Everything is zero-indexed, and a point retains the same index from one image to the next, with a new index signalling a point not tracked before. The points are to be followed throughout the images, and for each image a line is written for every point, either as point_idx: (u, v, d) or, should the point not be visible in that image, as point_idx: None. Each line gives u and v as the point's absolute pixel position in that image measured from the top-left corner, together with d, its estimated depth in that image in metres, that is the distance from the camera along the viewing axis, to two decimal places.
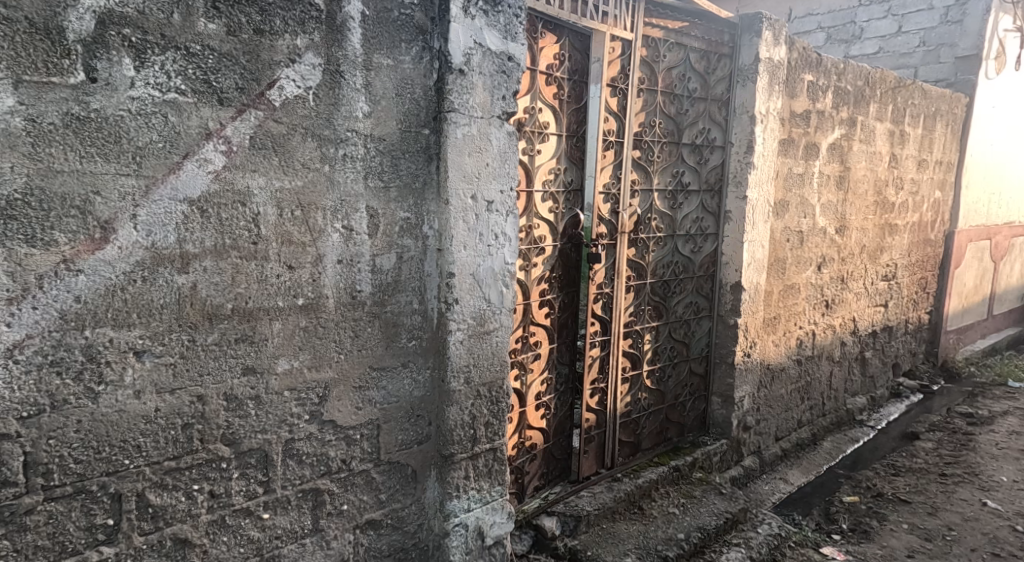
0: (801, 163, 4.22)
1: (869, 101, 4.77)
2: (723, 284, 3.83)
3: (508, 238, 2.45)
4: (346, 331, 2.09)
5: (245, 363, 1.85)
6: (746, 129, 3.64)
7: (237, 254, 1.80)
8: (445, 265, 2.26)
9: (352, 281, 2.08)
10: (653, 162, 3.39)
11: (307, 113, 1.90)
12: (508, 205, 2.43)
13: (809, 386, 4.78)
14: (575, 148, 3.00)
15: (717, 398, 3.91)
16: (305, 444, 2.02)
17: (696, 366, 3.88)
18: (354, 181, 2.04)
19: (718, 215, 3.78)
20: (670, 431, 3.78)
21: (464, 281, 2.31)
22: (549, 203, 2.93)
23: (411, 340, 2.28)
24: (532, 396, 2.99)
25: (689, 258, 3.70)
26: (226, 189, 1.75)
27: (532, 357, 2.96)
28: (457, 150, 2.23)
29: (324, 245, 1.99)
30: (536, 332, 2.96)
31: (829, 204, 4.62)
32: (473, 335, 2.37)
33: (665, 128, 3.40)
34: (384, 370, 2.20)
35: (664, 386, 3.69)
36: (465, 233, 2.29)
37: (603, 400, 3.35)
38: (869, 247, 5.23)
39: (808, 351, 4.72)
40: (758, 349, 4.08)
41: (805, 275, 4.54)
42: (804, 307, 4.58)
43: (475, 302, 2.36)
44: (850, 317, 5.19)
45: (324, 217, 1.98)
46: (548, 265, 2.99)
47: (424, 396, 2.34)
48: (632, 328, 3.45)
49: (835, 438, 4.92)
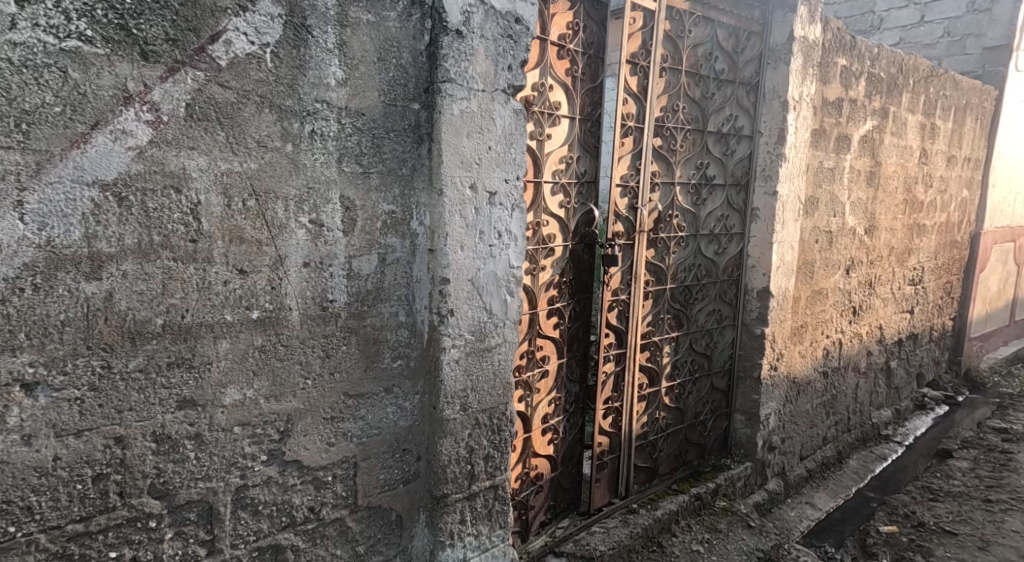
0: (832, 157, 3.84)
1: (902, 90, 4.37)
2: (749, 289, 3.45)
3: (513, 237, 2.07)
4: (315, 351, 1.70)
5: (181, 395, 1.45)
6: (778, 116, 3.26)
7: (170, 255, 1.40)
8: (438, 270, 1.88)
9: (322, 288, 1.69)
10: (676, 152, 3.00)
11: (263, 77, 1.50)
12: (513, 198, 2.05)
13: (835, 399, 4.40)
14: (589, 134, 2.61)
15: (741, 415, 3.53)
16: (262, 491, 1.62)
17: (718, 380, 3.50)
18: (324, 165, 1.65)
19: (744, 212, 3.40)
20: (690, 453, 3.40)
21: (461, 288, 1.93)
22: (559, 197, 2.54)
23: (396, 360, 1.89)
24: (538, 419, 2.60)
25: (713, 260, 3.32)
26: (154, 170, 1.35)
27: (538, 375, 2.57)
28: (454, 130, 1.85)
29: (285, 244, 1.60)
30: (543, 346, 2.57)
31: (858, 202, 4.24)
32: (472, 353, 2.00)
33: (688, 114, 3.02)
34: (362, 398, 1.82)
35: (684, 403, 3.31)
36: (463, 231, 1.91)
37: (618, 421, 2.97)
38: (897, 248, 4.85)
39: (834, 362, 4.34)
40: (784, 362, 3.70)
41: (833, 279, 4.16)
42: (831, 314, 4.20)
43: (474, 313, 1.98)
44: (877, 324, 4.81)
45: (285, 209, 1.59)
46: (558, 268, 2.60)
47: (412, 426, 1.95)
48: (650, 339, 3.07)
49: (861, 456, 4.55)
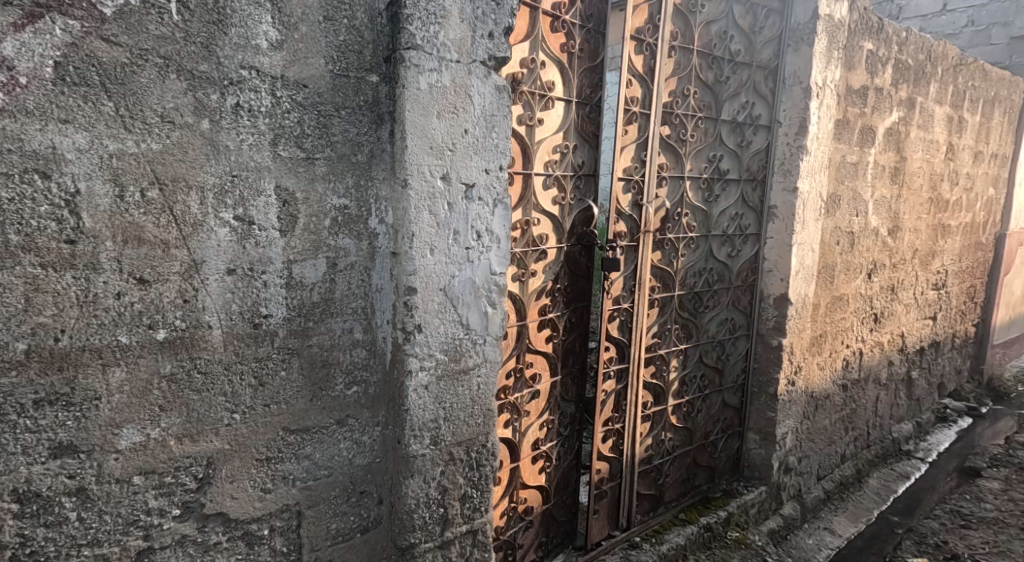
0: (855, 151, 3.51)
1: (930, 79, 4.03)
2: (765, 296, 3.12)
3: (495, 239, 1.74)
4: (245, 379, 1.38)
5: (55, 440, 1.14)
6: (799, 104, 2.92)
7: (34, 260, 1.09)
8: (402, 278, 1.56)
9: (252, 300, 1.37)
10: (686, 142, 2.67)
11: (166, 34, 1.18)
12: (496, 191, 1.73)
13: (854, 414, 4.08)
14: (588, 120, 2.29)
15: (754, 435, 3.21)
16: (173, 555, 1.31)
17: (729, 397, 3.17)
18: (255, 148, 1.33)
19: (759, 211, 3.07)
20: (698, 477, 3.07)
21: (430, 300, 1.61)
22: (553, 191, 2.22)
23: (351, 387, 1.57)
24: (527, 446, 2.28)
25: (726, 264, 2.99)
26: (9, 147, 1.05)
27: (528, 396, 2.25)
28: (421, 109, 1.53)
29: (202, 246, 1.28)
30: (533, 362, 2.25)
31: (882, 200, 3.91)
32: (444, 376, 1.68)
33: (700, 100, 2.69)
34: (307, 433, 1.50)
35: (692, 422, 2.98)
36: (432, 231, 1.59)
37: (619, 445, 2.65)
38: (921, 250, 4.51)
39: (854, 374, 4.01)
40: (802, 375, 3.37)
41: (855, 285, 3.82)
42: (851, 322, 3.87)
43: (447, 329, 1.66)
44: (898, 332, 4.48)
45: (202, 202, 1.26)
46: (552, 273, 2.27)
47: (371, 465, 1.64)
48: (656, 351, 2.74)
49: (881, 475, 4.22)
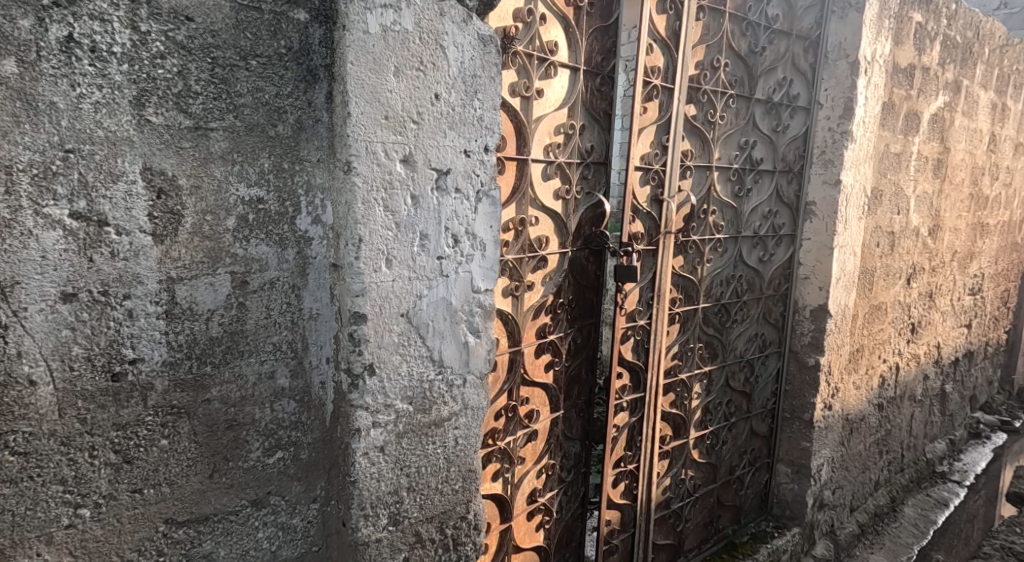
0: (899, 139, 3.06)
1: (977, 60, 3.57)
2: (799, 307, 2.68)
3: (477, 244, 1.31)
4: (101, 457, 0.93)
5: None
6: (844, 81, 2.47)
7: None
8: (347, 300, 1.14)
9: (108, 340, 0.91)
10: (715, 125, 2.22)
11: None
12: (478, 181, 1.29)
13: (888, 436, 3.65)
14: (598, 95, 1.84)
15: (785, 467, 2.78)
16: None
17: (758, 424, 2.74)
18: (105, 108, 0.88)
19: (794, 208, 2.63)
20: (723, 518, 2.64)
21: (386, 330, 1.18)
22: (555, 183, 1.76)
23: (273, 454, 1.12)
24: (522, 499, 1.84)
25: (757, 270, 2.54)
26: None
27: (523, 439, 1.80)
28: (371, 62, 1.09)
29: (11, 259, 0.83)
30: (530, 397, 1.81)
31: (924, 196, 3.46)
32: (407, 431, 1.24)
33: (731, 75, 2.24)
34: (207, 526, 1.05)
35: (716, 455, 2.54)
36: (389, 236, 1.16)
37: (632, 489, 2.21)
38: (961, 252, 4.06)
39: (890, 392, 3.58)
40: (838, 397, 2.94)
41: (893, 292, 3.38)
42: (888, 334, 3.43)
43: (411, 368, 1.23)
44: (934, 343, 4.04)
45: (9, 191, 0.82)
46: (553, 285, 1.82)
47: (304, 557, 1.19)
48: (677, 375, 2.30)
49: (917, 502, 3.80)
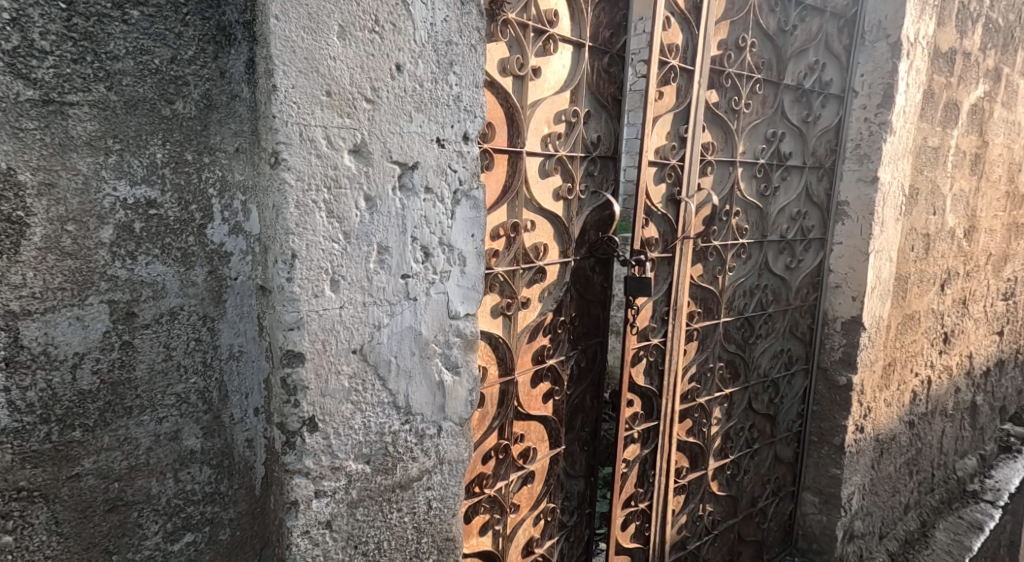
0: (937, 132, 2.76)
1: (1018, 45, 3.27)
2: (829, 320, 2.39)
3: (454, 258, 1.04)
4: None
5: None
6: (883, 65, 2.18)
7: None
8: (278, 335, 0.87)
9: None
10: (740, 114, 1.93)
11: None
12: (454, 177, 1.02)
13: (919, 455, 3.35)
14: (606, 78, 1.56)
15: (812, 496, 2.50)
16: None
17: (782, 449, 2.46)
18: None
19: (824, 208, 2.34)
20: (744, 555, 2.36)
21: (332, 372, 0.91)
22: (556, 181, 1.49)
23: (177, 540, 0.85)
24: (515, 553, 1.57)
25: (783, 279, 2.26)
26: None
27: (517, 483, 1.53)
28: (305, 18, 0.82)
29: None
30: (525, 434, 1.53)
31: (961, 195, 3.16)
32: (363, 499, 0.97)
33: (758, 56, 1.96)
34: None
35: (737, 486, 2.27)
36: (335, 250, 0.89)
37: (644, 531, 1.93)
38: (996, 255, 3.75)
39: (921, 407, 3.29)
40: (870, 419, 2.66)
41: (927, 300, 3.09)
42: (920, 345, 3.14)
43: (367, 418, 0.96)
44: (966, 353, 3.75)
45: None
46: (553, 301, 1.55)
47: None
48: (694, 399, 2.02)
49: (948, 526, 3.50)
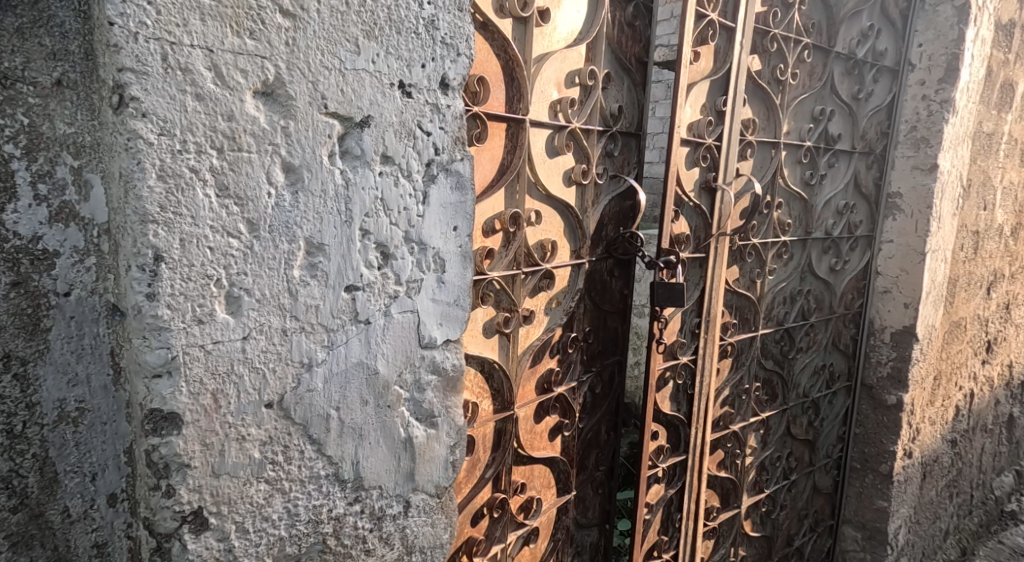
0: (992, 116, 2.44)
1: None
2: (877, 330, 2.06)
3: (426, 261, 0.71)
4: None
5: None
6: (947, 32, 1.85)
7: None
8: (138, 383, 0.55)
9: None
10: (785, 85, 1.61)
11: None
12: (428, 141, 0.70)
13: (959, 476, 3.03)
14: (631, 31, 1.23)
15: (853, 531, 2.17)
16: None
17: (821, 477, 2.14)
18: None
19: (873, 201, 2.02)
20: None
21: (233, 439, 0.59)
22: (567, 161, 1.16)
23: None
24: None
25: (826, 283, 1.94)
26: None
27: (517, 544, 1.20)
28: None
29: None
30: (526, 482, 1.21)
31: (1011, 188, 2.83)
32: None
33: (806, 17, 1.63)
34: None
35: (772, 524, 1.95)
36: (233, 250, 0.57)
37: None
38: None
39: (962, 424, 2.96)
40: (917, 441, 2.33)
41: (973, 305, 2.76)
42: (964, 355, 2.81)
43: (292, 502, 0.64)
44: (1007, 362, 3.41)
45: None
46: (562, 314, 1.22)
47: None
48: (727, 427, 1.70)
49: (988, 553, 3.16)
